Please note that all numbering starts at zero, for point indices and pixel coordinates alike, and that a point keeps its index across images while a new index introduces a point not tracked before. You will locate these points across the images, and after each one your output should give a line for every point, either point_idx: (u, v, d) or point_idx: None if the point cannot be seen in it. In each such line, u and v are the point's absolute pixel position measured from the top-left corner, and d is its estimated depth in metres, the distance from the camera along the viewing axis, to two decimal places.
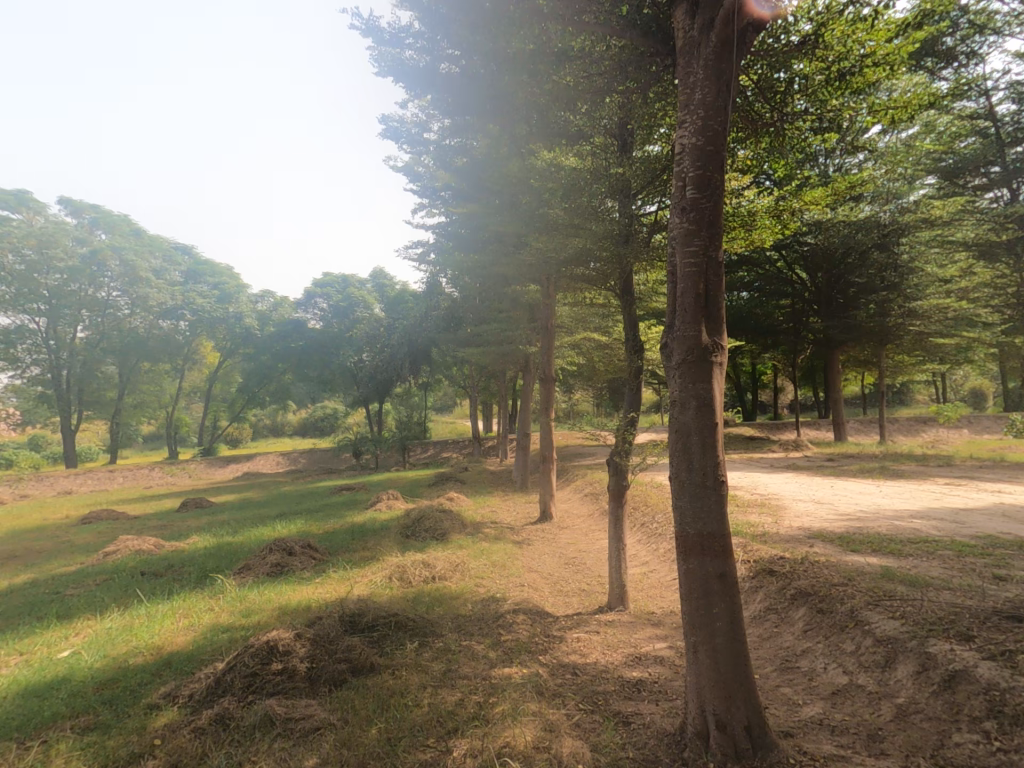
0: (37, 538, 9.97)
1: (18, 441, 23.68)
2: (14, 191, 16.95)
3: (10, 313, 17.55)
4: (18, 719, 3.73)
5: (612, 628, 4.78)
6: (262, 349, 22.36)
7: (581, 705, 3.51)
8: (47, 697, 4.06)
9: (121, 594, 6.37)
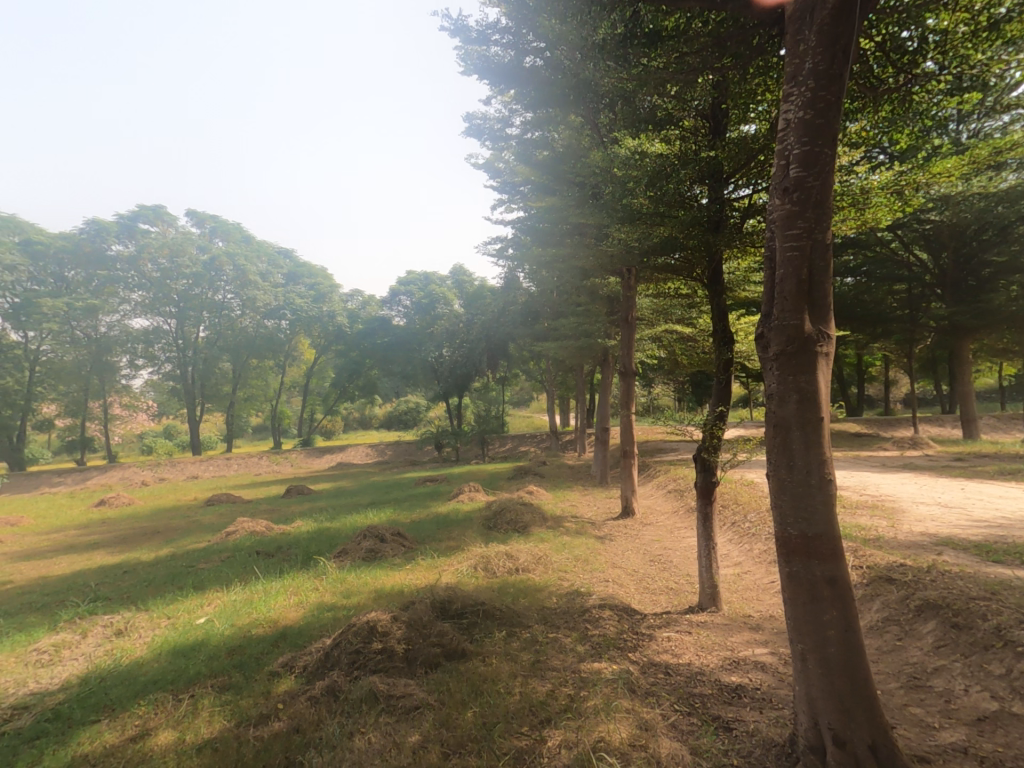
0: (170, 517, 11.25)
1: (154, 430, 26.81)
2: (153, 207, 19.63)
3: (148, 317, 20.13)
4: (172, 674, 4.28)
5: (705, 630, 4.62)
6: (351, 345, 23.47)
7: (677, 706, 3.42)
8: (190, 656, 4.59)
9: (242, 569, 7.07)
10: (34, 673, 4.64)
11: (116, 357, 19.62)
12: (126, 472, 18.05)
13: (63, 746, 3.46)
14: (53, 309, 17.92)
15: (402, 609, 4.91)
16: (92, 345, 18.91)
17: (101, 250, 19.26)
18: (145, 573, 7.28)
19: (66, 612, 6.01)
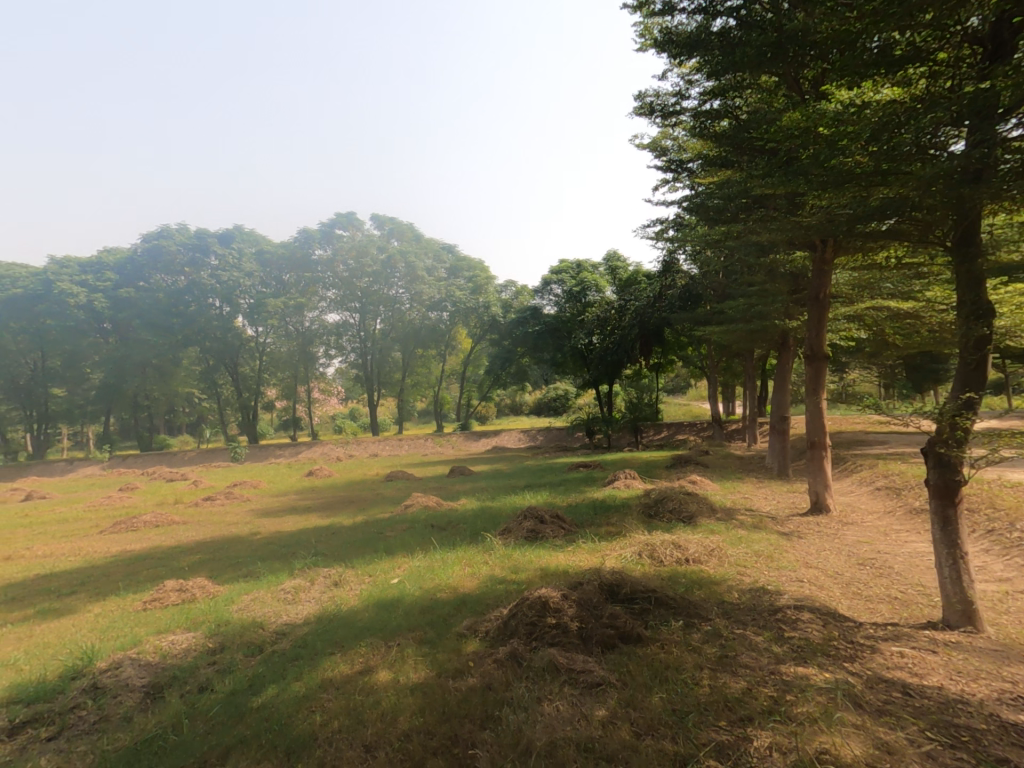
0: (358, 489, 12.78)
1: (341, 414, 30.76)
2: (345, 215, 22.38)
3: (339, 313, 23.15)
4: (384, 621, 4.84)
5: (957, 652, 3.87)
6: (506, 334, 23.17)
7: (931, 733, 2.89)
8: (395, 609, 5.12)
9: (428, 537, 7.78)
10: (284, 608, 5.64)
11: (316, 347, 23.03)
12: (327, 447, 21.10)
13: (313, 669, 4.13)
14: (275, 308, 21.76)
15: (575, 588, 4.95)
16: (300, 337, 22.50)
17: (307, 255, 22.88)
18: (351, 534, 8.40)
19: (299, 561, 7.20)
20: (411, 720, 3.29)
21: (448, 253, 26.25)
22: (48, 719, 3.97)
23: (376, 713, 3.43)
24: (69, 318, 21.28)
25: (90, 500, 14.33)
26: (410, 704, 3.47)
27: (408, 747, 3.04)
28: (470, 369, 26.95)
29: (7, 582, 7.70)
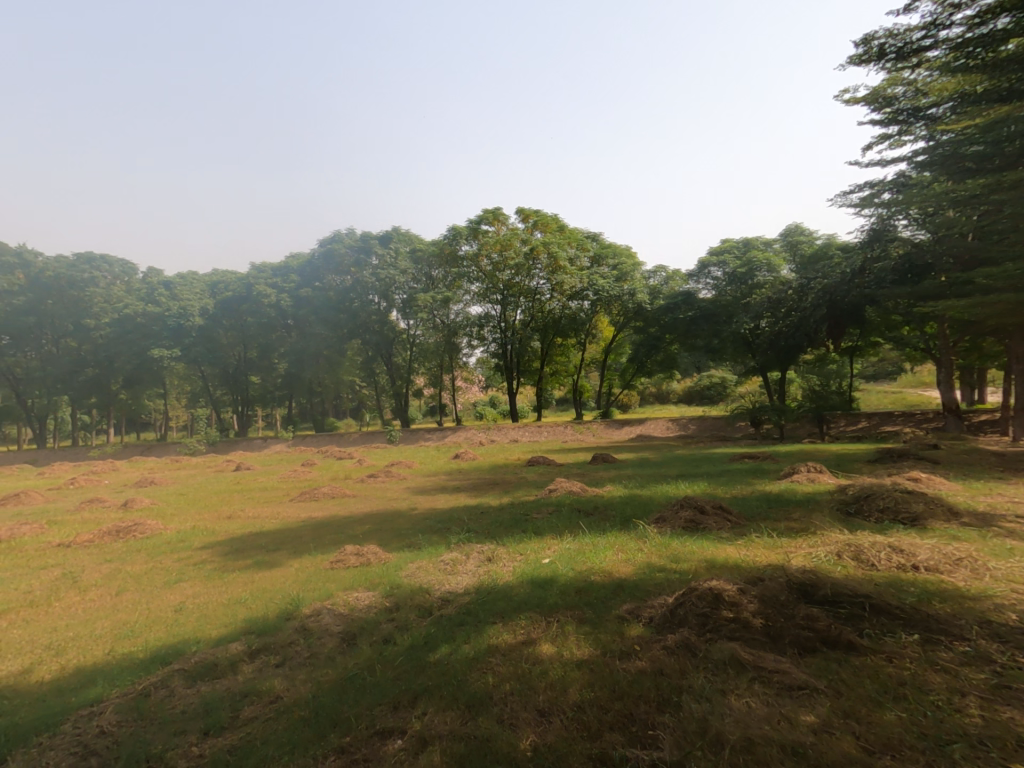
0: (505, 472, 13.45)
1: (483, 401, 32.47)
2: (490, 211, 23.35)
3: (482, 305, 24.07)
4: (539, 598, 5.07)
5: None
6: (651, 322, 23.47)
7: None
8: (547, 587, 5.34)
9: (576, 521, 7.95)
10: (446, 577, 6.15)
11: (460, 338, 24.09)
12: (469, 433, 22.40)
13: (479, 634, 4.49)
14: (424, 302, 23.22)
15: (750, 584, 4.72)
16: (446, 329, 23.66)
17: (455, 251, 23.83)
18: (500, 514, 8.89)
19: (454, 536, 7.80)
20: (583, 693, 3.44)
21: (590, 240, 25.99)
22: (274, 649, 4.81)
23: (546, 680, 3.65)
24: (262, 316, 25.09)
25: (282, 473, 16.86)
26: (578, 678, 3.63)
27: (585, 718, 3.20)
28: (612, 358, 27.04)
29: (229, 537, 9.41)
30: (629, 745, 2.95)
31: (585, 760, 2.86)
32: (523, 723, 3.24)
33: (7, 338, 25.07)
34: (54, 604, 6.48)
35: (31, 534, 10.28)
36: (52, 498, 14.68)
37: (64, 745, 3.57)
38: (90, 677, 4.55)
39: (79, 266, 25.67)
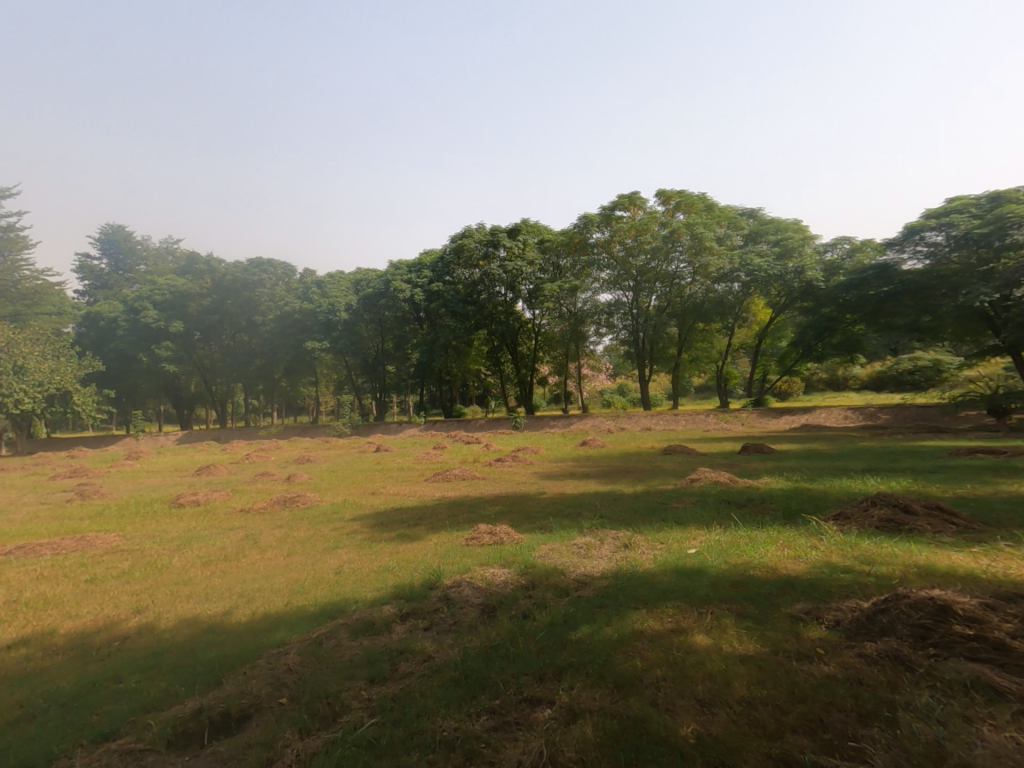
0: (645, 460, 13.16)
1: (614, 389, 32.06)
2: (626, 195, 22.89)
3: (614, 291, 23.72)
4: (681, 588, 4.98)
5: None
6: (825, 302, 20.87)
7: None
8: (696, 578, 5.21)
9: (719, 513, 7.59)
10: (580, 561, 6.26)
11: (587, 327, 24.31)
12: (597, 420, 22.42)
13: (620, 618, 4.54)
14: (551, 292, 23.73)
15: (1002, 602, 4.09)
16: (573, 318, 24.01)
17: (585, 239, 23.95)
18: (633, 502, 8.80)
19: (586, 521, 7.89)
20: (751, 690, 3.36)
21: (744, 219, 24.64)
22: (422, 614, 5.26)
23: (702, 671, 3.61)
24: (398, 311, 26.93)
25: (416, 455, 18.19)
26: (743, 674, 3.53)
27: (758, 715, 3.10)
28: (769, 343, 25.30)
29: (375, 511, 10.39)
30: (819, 751, 2.79)
31: (760, 758, 2.79)
32: (681, 711, 3.25)
33: (199, 335, 30.08)
34: (242, 559, 7.67)
35: (221, 499, 12.23)
36: (234, 471, 17.26)
37: (262, 673, 4.24)
38: (274, 623, 5.35)
39: (251, 270, 29.62)
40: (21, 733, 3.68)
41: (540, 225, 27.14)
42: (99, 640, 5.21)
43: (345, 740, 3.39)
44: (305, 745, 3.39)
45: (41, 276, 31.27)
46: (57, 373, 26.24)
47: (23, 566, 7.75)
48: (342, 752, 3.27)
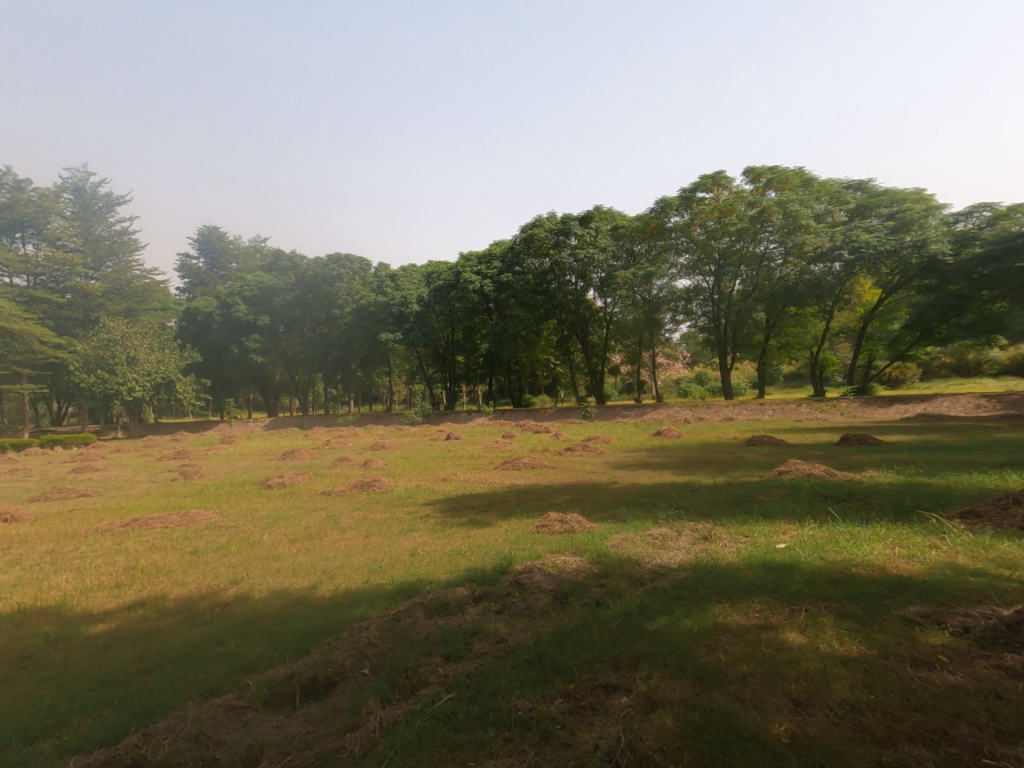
0: (727, 451, 12.68)
1: (692, 378, 31.03)
2: (711, 175, 21.91)
3: (692, 277, 22.96)
4: (768, 583, 4.80)
5: None
6: (952, 277, 18.08)
7: None
8: (787, 574, 4.99)
9: (808, 508, 7.19)
10: (656, 551, 6.17)
11: (663, 314, 23.63)
12: (673, 410, 22.01)
13: (700, 611, 4.44)
14: (624, 280, 23.41)
15: None
16: (647, 305, 23.48)
17: (662, 223, 23.24)
18: (711, 493, 8.54)
19: (661, 512, 7.74)
20: (856, 694, 3.19)
21: (851, 192, 22.48)
22: (494, 597, 5.38)
23: (796, 671, 3.48)
24: (468, 302, 27.31)
25: (485, 443, 18.50)
26: (845, 676, 3.37)
27: (864, 720, 2.95)
28: (876, 329, 22.52)
29: (447, 496, 10.71)
30: (940, 764, 2.61)
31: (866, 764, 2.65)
32: (770, 709, 3.15)
33: (283, 328, 32.24)
34: (324, 539, 8.16)
35: (305, 482, 13.03)
36: (315, 455, 18.31)
37: (345, 645, 4.50)
38: (355, 599, 5.66)
39: (330, 264, 31.09)
40: (141, 683, 4.11)
41: (612, 210, 26.70)
42: (203, 606, 5.72)
43: (425, 712, 3.54)
44: (387, 713, 3.59)
45: (149, 275, 34.49)
46: (164, 363, 28.94)
47: (138, 537, 8.63)
48: (422, 724, 3.42)
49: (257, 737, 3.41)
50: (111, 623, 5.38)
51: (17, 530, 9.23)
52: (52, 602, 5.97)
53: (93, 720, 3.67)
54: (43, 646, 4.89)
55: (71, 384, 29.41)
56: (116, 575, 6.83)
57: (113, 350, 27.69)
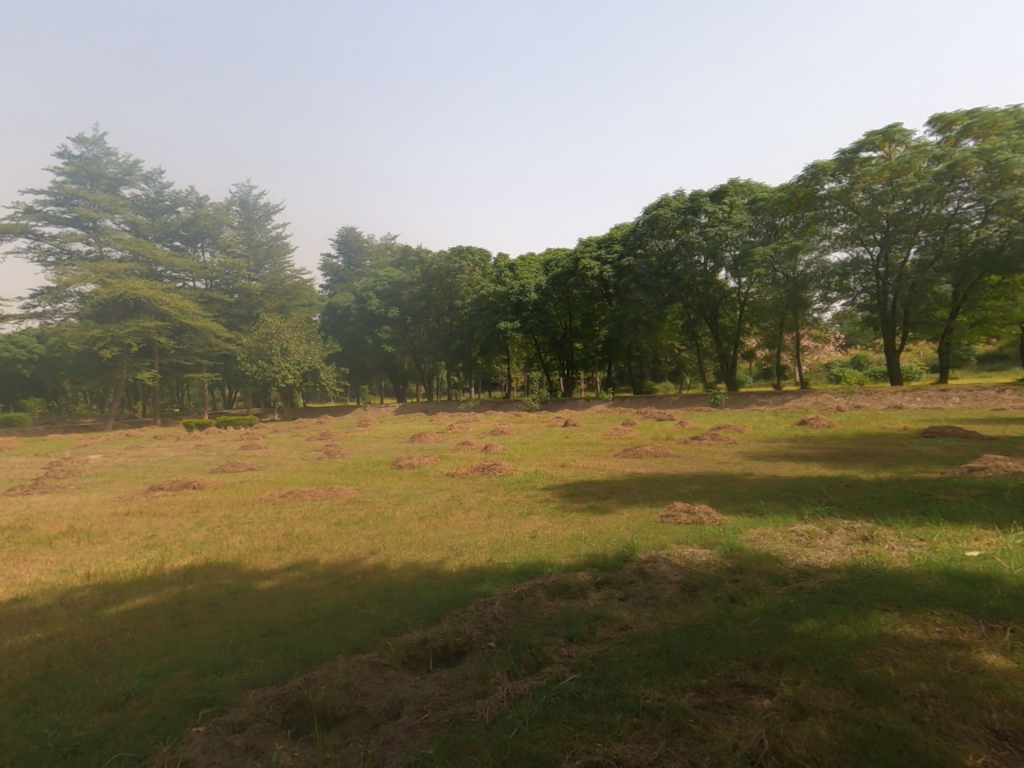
0: (894, 444, 11.21)
1: (845, 362, 27.83)
2: (886, 130, 19.28)
3: (850, 248, 20.26)
4: (950, 595, 4.20)
5: None
6: None
7: None
8: (984, 586, 4.33)
9: (1003, 514, 6.12)
10: (801, 550, 5.67)
11: (810, 291, 21.63)
12: (823, 398, 20.07)
13: (859, 619, 4.03)
14: (763, 257, 21.86)
15: None
16: (792, 284, 21.69)
17: (811, 192, 21.12)
18: (869, 491, 7.64)
19: (806, 508, 7.10)
20: None
21: None
22: (617, 584, 5.31)
23: (997, 699, 3.04)
24: (587, 289, 27.30)
25: (605, 430, 18.30)
26: None
27: None
28: None
29: (566, 482, 10.78)
30: None
31: None
32: (956, 738, 2.79)
33: (411, 319, 34.53)
34: (450, 517, 8.64)
35: (431, 464, 13.87)
36: (440, 439, 19.43)
37: (472, 618, 4.73)
38: (480, 576, 5.93)
39: (452, 258, 32.59)
40: (300, 634, 4.67)
41: (751, 183, 24.86)
42: (347, 572, 6.34)
43: (550, 689, 3.61)
44: (514, 686, 3.72)
45: (298, 275, 38.66)
46: (311, 354, 32.31)
47: (292, 508, 9.79)
48: (548, 699, 3.49)
49: (398, 693, 3.72)
50: (276, 581, 6.17)
51: (202, 495, 10.95)
52: (231, 558, 7.02)
53: (264, 660, 4.24)
54: (227, 594, 5.76)
55: (239, 373, 34.11)
56: (278, 539, 7.83)
57: (271, 342, 31.63)
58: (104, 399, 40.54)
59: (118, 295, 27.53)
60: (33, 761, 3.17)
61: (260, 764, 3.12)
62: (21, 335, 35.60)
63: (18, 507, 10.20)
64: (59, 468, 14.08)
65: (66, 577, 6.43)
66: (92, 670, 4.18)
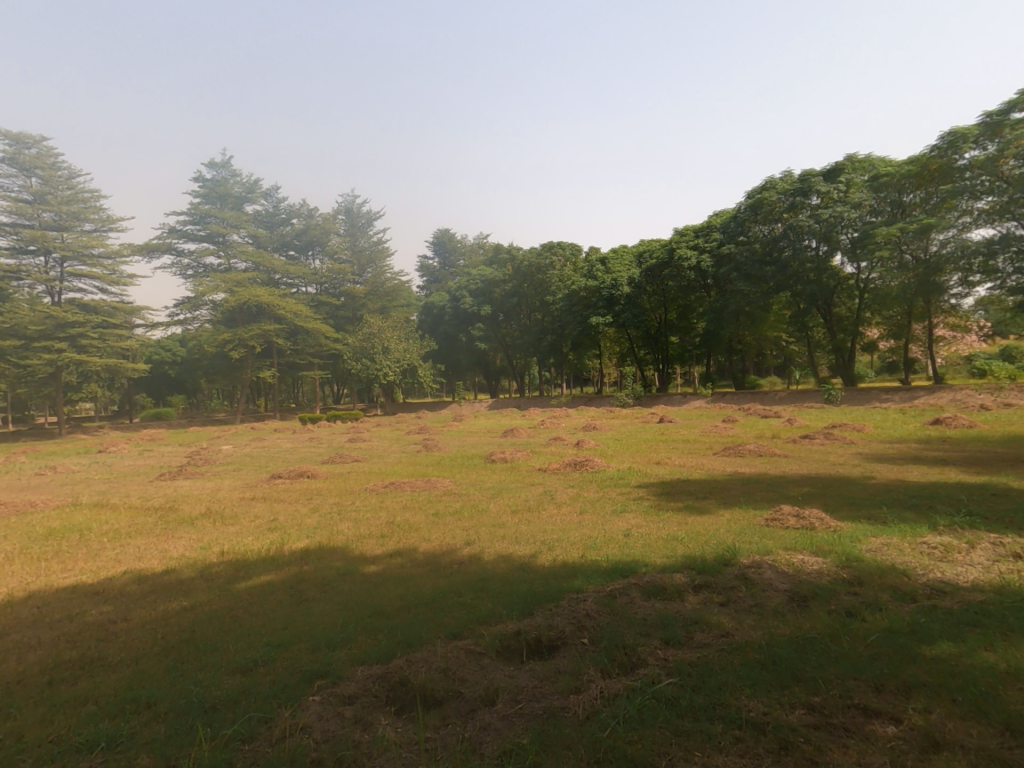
0: None
1: (991, 354, 24.32)
2: None
3: (998, 223, 17.50)
4: None
5: None
6: None
7: None
8: None
9: None
10: (933, 565, 5.08)
11: (947, 275, 18.96)
12: (962, 394, 17.80)
13: (1008, 647, 3.54)
14: (886, 238, 19.89)
15: None
16: (922, 266, 19.37)
17: (948, 164, 18.48)
18: (1021, 502, 6.65)
19: (939, 518, 6.33)
20: None
21: None
22: (716, 588, 5.07)
23: None
24: (683, 280, 26.26)
25: (704, 427, 17.47)
26: None
27: None
28: None
29: (661, 480, 10.46)
30: None
31: None
32: None
33: (503, 316, 35.22)
34: (542, 512, 8.71)
35: (523, 458, 14.06)
36: (531, 434, 19.65)
37: (564, 613, 4.75)
38: (573, 572, 5.91)
39: (543, 253, 32.75)
40: (402, 617, 4.95)
41: (872, 157, 22.67)
42: (444, 561, 6.62)
43: (645, 691, 3.53)
44: (606, 684, 3.69)
45: (397, 277, 40.73)
46: (410, 351, 33.90)
47: (394, 497, 10.40)
48: (643, 701, 3.43)
49: (492, 681, 3.82)
50: (379, 566, 6.58)
51: (315, 484, 11.93)
52: (340, 542, 7.60)
53: (369, 640, 4.54)
54: (336, 576, 6.25)
55: (346, 371, 36.56)
56: (381, 527, 8.35)
57: (373, 341, 33.68)
58: (234, 395, 45.26)
59: (243, 302, 30.66)
60: (181, 712, 3.64)
61: (368, 736, 3.35)
62: (168, 340, 40.71)
63: (166, 490, 11.71)
64: (198, 457, 15.98)
65: (205, 554, 7.30)
66: (227, 637, 4.72)
